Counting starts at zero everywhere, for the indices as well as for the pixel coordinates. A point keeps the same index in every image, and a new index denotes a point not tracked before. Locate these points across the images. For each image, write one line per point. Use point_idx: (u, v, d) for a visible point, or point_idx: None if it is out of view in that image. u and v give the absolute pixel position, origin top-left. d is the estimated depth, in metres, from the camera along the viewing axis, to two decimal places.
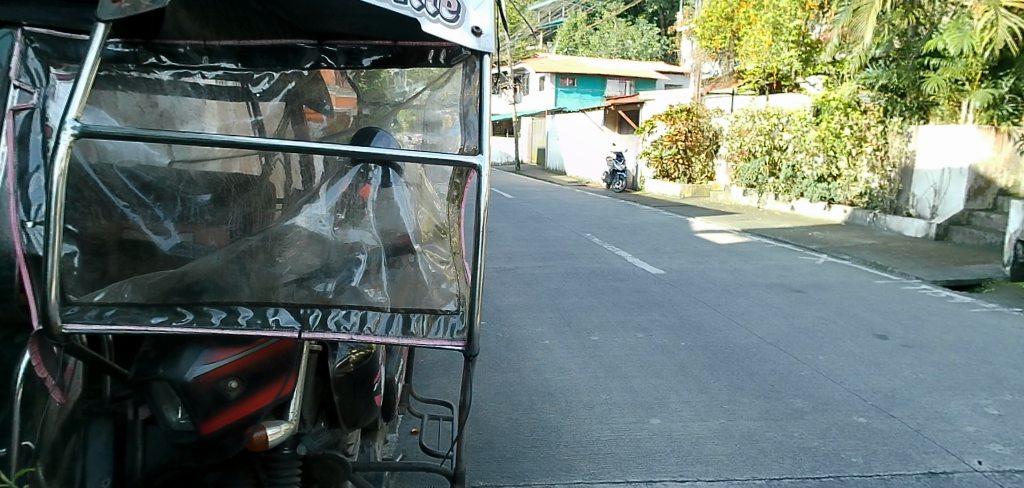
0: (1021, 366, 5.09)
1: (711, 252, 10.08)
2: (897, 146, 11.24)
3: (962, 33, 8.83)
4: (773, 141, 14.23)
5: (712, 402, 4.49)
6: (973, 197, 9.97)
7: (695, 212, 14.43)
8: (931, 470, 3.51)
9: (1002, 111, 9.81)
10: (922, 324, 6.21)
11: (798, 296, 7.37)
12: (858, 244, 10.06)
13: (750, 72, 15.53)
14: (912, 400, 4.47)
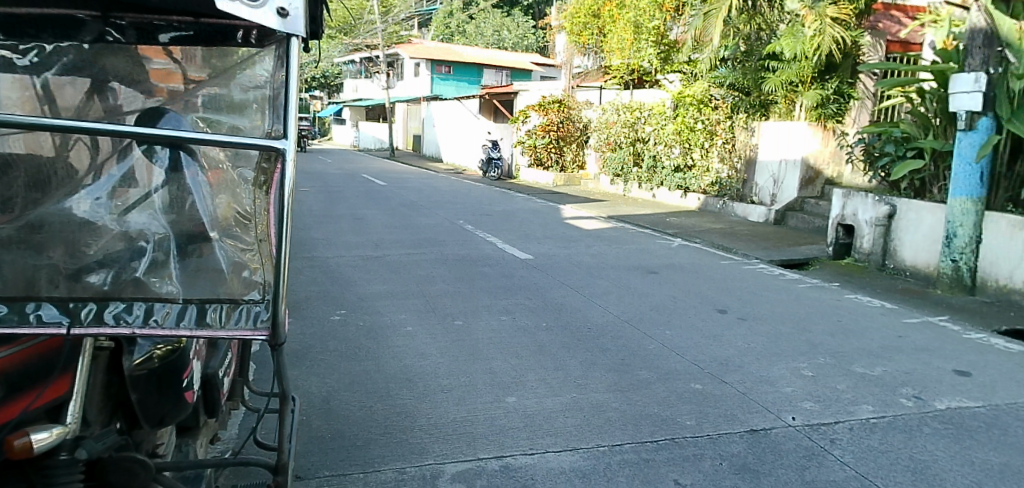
0: (833, 333, 5.80)
1: (577, 237, 10.52)
2: (742, 140, 12.36)
3: (796, 39, 10.38)
4: (636, 133, 15.08)
5: (566, 378, 4.71)
6: (804, 186, 11.12)
7: (565, 200, 14.99)
8: (752, 428, 3.93)
9: (828, 110, 10.83)
10: (757, 300, 6.88)
11: (652, 277, 7.89)
12: (708, 229, 10.89)
13: (614, 68, 16.34)
14: (742, 367, 4.96)
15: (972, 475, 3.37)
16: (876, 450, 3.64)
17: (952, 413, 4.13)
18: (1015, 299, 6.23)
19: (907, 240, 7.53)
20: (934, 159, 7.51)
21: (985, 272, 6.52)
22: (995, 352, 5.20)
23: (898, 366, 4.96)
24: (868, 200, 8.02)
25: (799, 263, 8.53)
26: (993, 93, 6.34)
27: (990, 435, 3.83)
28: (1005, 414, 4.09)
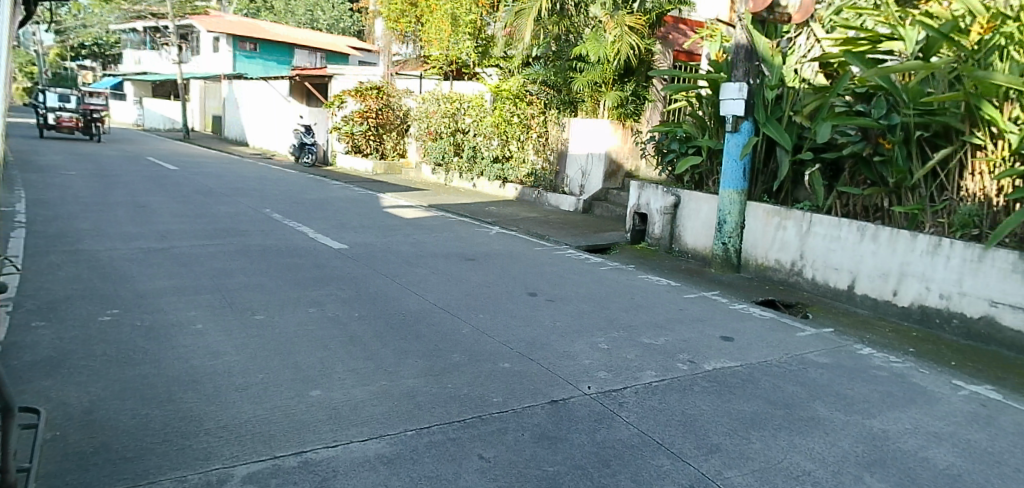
0: (628, 309, 6.36)
1: (395, 226, 10.38)
2: (554, 134, 12.71)
3: (599, 43, 11.33)
4: (456, 124, 15.10)
5: (375, 367, 4.64)
6: (609, 178, 12.05)
7: (384, 188, 14.72)
8: (552, 399, 4.18)
9: (626, 110, 12.14)
10: (562, 282, 7.33)
11: (469, 264, 8.04)
12: (522, 218, 11.31)
13: (434, 58, 16.68)
14: (547, 345, 5.25)
15: (730, 424, 3.89)
16: (656, 410, 4.07)
17: (719, 372, 4.75)
18: (769, 275, 7.28)
19: (689, 227, 8.44)
20: (708, 156, 8.49)
21: (748, 254, 7.53)
22: (753, 320, 6.05)
23: (678, 335, 5.58)
24: (659, 191, 8.83)
25: (603, 248, 9.21)
26: (753, 101, 7.36)
27: (745, 389, 4.45)
28: (758, 371, 4.78)
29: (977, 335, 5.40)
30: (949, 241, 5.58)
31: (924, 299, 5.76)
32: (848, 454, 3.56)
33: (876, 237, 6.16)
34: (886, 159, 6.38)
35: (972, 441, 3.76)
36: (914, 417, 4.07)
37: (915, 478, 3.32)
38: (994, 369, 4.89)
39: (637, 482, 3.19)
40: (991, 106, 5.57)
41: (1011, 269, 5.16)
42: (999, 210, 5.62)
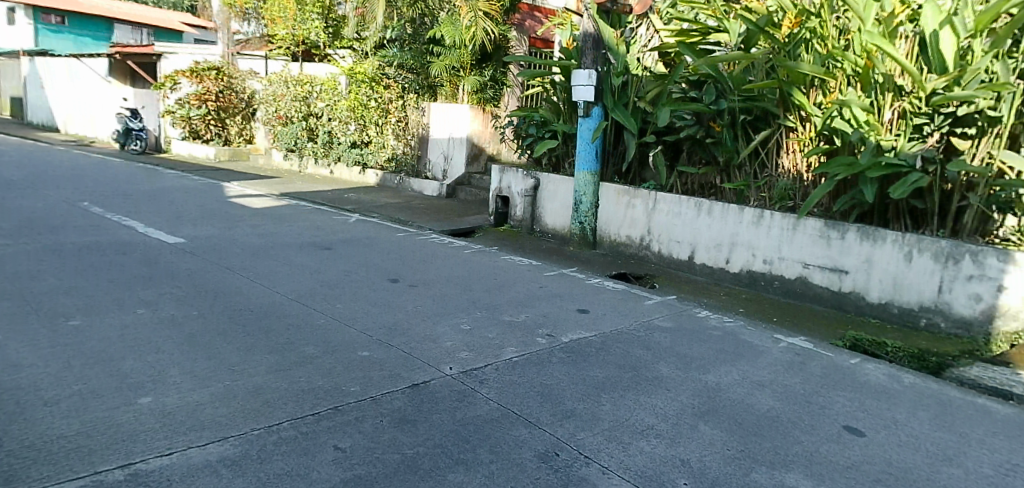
0: (490, 289, 6.42)
1: (240, 216, 9.70)
2: (413, 118, 12.63)
3: (455, 27, 11.49)
4: (308, 108, 14.32)
5: (218, 366, 4.31)
6: (471, 162, 11.84)
7: (228, 176, 13.68)
8: (413, 383, 4.13)
9: (486, 95, 12.01)
10: (421, 266, 7.25)
11: (324, 253, 7.71)
12: (383, 204, 10.99)
13: (279, 38, 15.70)
14: (408, 330, 5.17)
15: (584, 390, 4.07)
16: (515, 383, 4.15)
17: (575, 343, 4.95)
18: (619, 250, 7.67)
19: (549, 208, 8.61)
20: (563, 140, 8.77)
21: (600, 231, 7.88)
22: (604, 292, 6.36)
23: (536, 311, 5.73)
24: (519, 174, 8.92)
25: (468, 232, 9.15)
26: (601, 87, 7.62)
27: (599, 356, 4.67)
28: (610, 339, 5.04)
29: (794, 293, 6.07)
30: (771, 212, 6.21)
31: (753, 265, 6.37)
32: (687, 407, 3.86)
33: (712, 211, 6.70)
34: (717, 142, 6.90)
35: (790, 386, 4.23)
36: (743, 369, 4.50)
37: (742, 422, 3.67)
38: (809, 322, 5.53)
39: (495, 454, 3.23)
40: (801, 92, 6.19)
41: (820, 235, 5.86)
42: (809, 184, 6.32)
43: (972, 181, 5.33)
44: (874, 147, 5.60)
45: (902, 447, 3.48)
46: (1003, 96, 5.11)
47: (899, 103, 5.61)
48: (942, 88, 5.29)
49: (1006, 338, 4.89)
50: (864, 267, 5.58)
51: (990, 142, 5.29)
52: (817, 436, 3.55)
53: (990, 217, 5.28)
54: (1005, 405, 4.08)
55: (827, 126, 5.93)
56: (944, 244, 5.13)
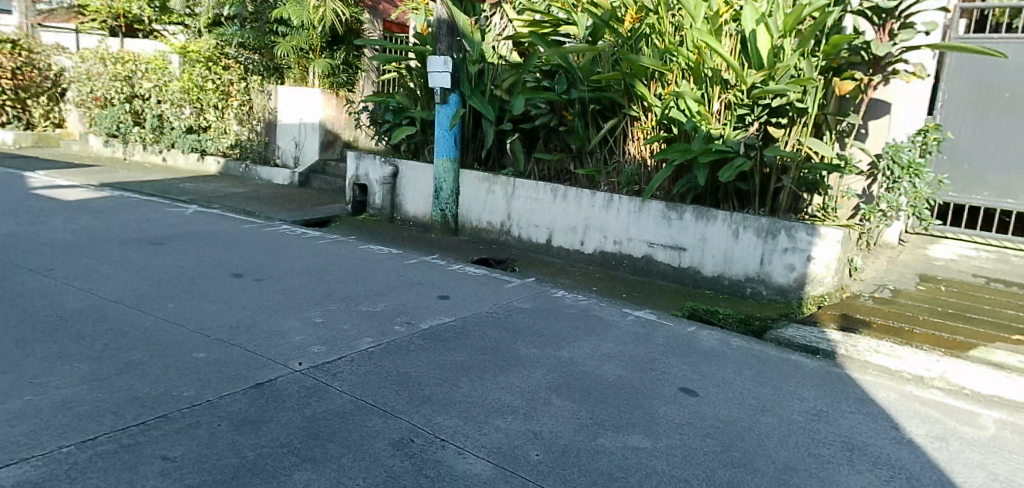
0: (344, 279, 6.15)
1: (49, 210, 8.55)
2: (258, 102, 11.70)
3: (301, 7, 10.67)
4: (132, 89, 12.94)
5: (18, 380, 3.75)
6: (325, 149, 11.15)
7: (34, 165, 11.99)
8: (256, 382, 3.84)
9: (338, 79, 11.28)
10: (267, 259, 6.79)
11: (155, 248, 6.98)
12: (225, 193, 10.15)
13: (93, 10, 14.10)
14: (252, 327, 4.81)
15: (440, 374, 4.02)
16: (369, 374, 4.00)
17: (433, 329, 4.86)
18: (479, 235, 7.67)
19: (409, 196, 8.32)
20: (422, 127, 8.49)
21: (461, 217, 7.82)
22: (462, 277, 6.33)
23: (394, 299, 5.57)
24: (376, 161, 8.59)
25: (324, 223, 8.66)
26: (457, 75, 7.46)
27: (456, 341, 4.63)
28: (468, 322, 5.02)
29: (641, 271, 6.42)
30: (618, 196, 6.48)
31: (604, 246, 6.64)
32: (541, 382, 3.93)
33: (564, 195, 6.88)
34: (569, 129, 7.15)
35: (636, 356, 4.46)
36: (595, 343, 4.67)
37: (592, 392, 3.82)
38: (654, 296, 5.88)
39: (345, 447, 3.10)
40: (643, 84, 6.40)
41: (662, 216, 6.22)
42: (652, 168, 6.59)
43: (786, 164, 5.89)
44: (705, 135, 5.96)
45: (731, 403, 3.80)
46: (808, 90, 5.68)
47: (726, 95, 6.07)
48: (760, 82, 5.76)
49: (814, 301, 5.52)
50: (700, 244, 6.02)
51: (799, 130, 5.90)
52: (658, 400, 3.78)
53: (800, 195, 5.95)
54: (814, 359, 4.60)
55: (665, 115, 6.26)
56: (763, 221, 5.67)
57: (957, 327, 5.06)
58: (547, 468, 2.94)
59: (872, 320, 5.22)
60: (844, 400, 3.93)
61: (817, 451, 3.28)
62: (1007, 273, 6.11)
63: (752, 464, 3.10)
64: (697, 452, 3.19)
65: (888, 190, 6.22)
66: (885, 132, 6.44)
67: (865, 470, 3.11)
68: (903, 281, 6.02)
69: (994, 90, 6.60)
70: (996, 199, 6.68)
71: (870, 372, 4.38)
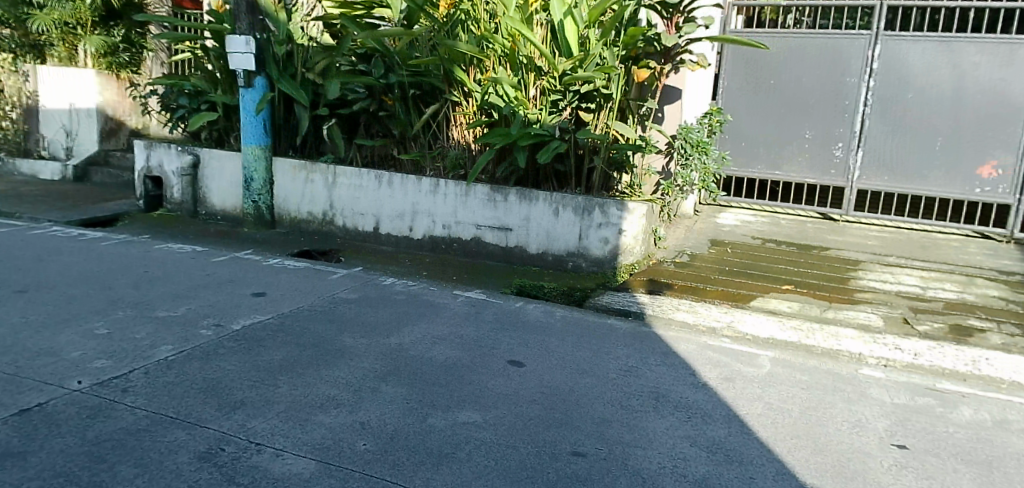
0: (135, 283, 5.48)
1: None
2: (10, 83, 10.06)
3: None
4: None
5: None
6: (106, 139, 9.87)
7: None
8: (23, 409, 3.31)
9: (120, 59, 9.92)
10: (32, 266, 5.85)
11: None
12: None
13: None
14: (15, 346, 4.12)
15: (255, 375, 3.76)
16: (169, 385, 3.62)
17: (244, 329, 4.52)
18: (298, 226, 7.23)
19: (214, 187, 7.62)
20: (225, 113, 7.76)
21: (278, 209, 7.31)
22: (278, 271, 5.95)
23: (200, 301, 5.08)
24: (172, 150, 7.75)
25: (111, 222, 7.65)
26: (263, 57, 6.87)
27: (274, 339, 4.34)
28: (285, 319, 4.74)
29: (470, 253, 6.48)
30: (444, 181, 6.46)
31: (432, 230, 6.60)
32: (368, 371, 3.83)
33: (387, 182, 6.71)
34: (390, 114, 6.96)
35: (463, 336, 4.51)
36: (424, 327, 4.65)
37: (420, 375, 3.80)
38: (483, 276, 5.98)
39: (141, 466, 2.77)
40: (461, 70, 6.41)
41: (487, 199, 6.32)
42: (476, 152, 6.63)
43: (596, 146, 6.26)
44: (523, 120, 6.15)
45: (553, 369, 4.00)
46: (612, 77, 6.07)
47: (540, 82, 6.24)
48: (570, 69, 6.07)
49: (627, 270, 5.98)
50: (524, 224, 6.21)
51: (605, 115, 6.30)
52: (485, 375, 3.87)
53: (611, 175, 6.34)
54: (626, 321, 4.99)
55: (485, 100, 6.34)
56: (580, 199, 5.99)
57: (741, 282, 5.79)
58: (374, 457, 2.88)
59: (674, 282, 5.78)
60: (652, 355, 4.32)
61: (629, 403, 3.56)
62: (778, 234, 7.07)
63: (572, 423, 3.30)
64: (522, 419, 3.31)
65: (682, 166, 6.89)
66: (679, 116, 7.10)
67: (668, 414, 3.45)
68: (698, 246, 6.74)
69: (763, 73, 7.32)
70: (769, 172, 7.44)
71: (673, 328, 4.86)
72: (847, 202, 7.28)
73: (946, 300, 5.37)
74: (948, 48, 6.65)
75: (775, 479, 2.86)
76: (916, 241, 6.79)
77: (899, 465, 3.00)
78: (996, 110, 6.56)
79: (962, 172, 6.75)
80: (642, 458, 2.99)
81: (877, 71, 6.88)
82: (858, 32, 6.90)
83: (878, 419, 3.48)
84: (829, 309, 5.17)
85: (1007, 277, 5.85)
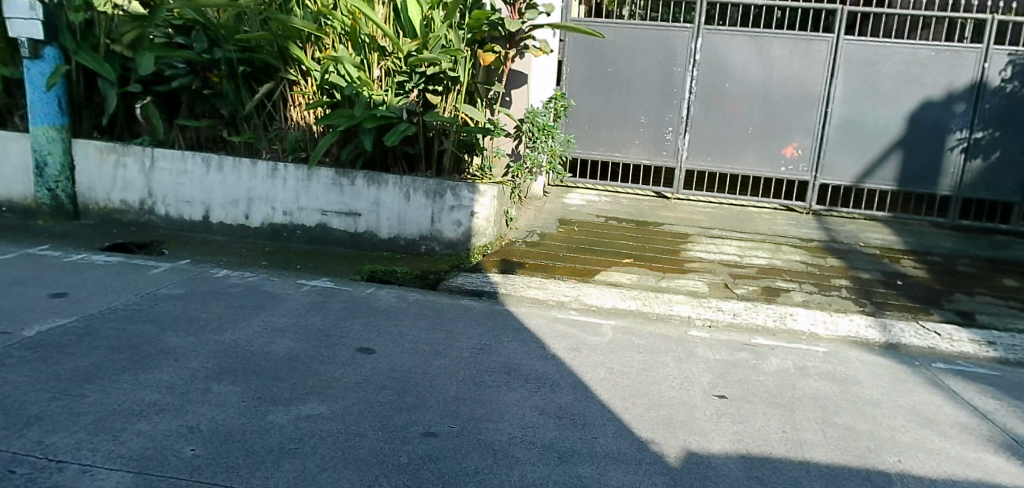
0: None
1: None
2: None
3: None
4: None
5: None
6: None
7: None
8: None
9: None
10: None
11: None
12: None
13: None
14: None
15: (56, 386, 3.32)
16: None
17: (42, 335, 3.97)
18: (110, 217, 6.47)
19: None
20: (5, 88, 6.71)
21: (83, 198, 6.49)
22: (86, 267, 5.29)
23: None
24: None
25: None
26: (52, 22, 5.99)
27: (81, 344, 3.87)
28: (96, 321, 4.23)
29: (314, 240, 6.19)
30: (283, 165, 6.10)
31: (271, 217, 6.21)
32: (197, 372, 3.54)
33: (217, 166, 6.21)
34: (215, 93, 6.39)
35: (307, 327, 4.31)
36: (262, 320, 4.38)
37: (258, 371, 3.58)
38: (330, 264, 5.74)
39: None
40: (298, 48, 6.04)
41: (332, 183, 6.06)
42: (318, 134, 6.33)
43: (445, 128, 6.20)
44: (367, 101, 5.94)
45: (403, 353, 3.95)
46: (458, 60, 6.02)
47: (384, 63, 6.10)
48: (415, 51, 6.00)
49: (480, 251, 6.04)
50: (373, 208, 6.04)
51: (453, 98, 6.24)
52: (332, 365, 3.73)
53: (461, 158, 6.32)
54: (479, 301, 5.04)
55: (325, 80, 6.01)
56: (431, 182, 5.93)
57: (587, 258, 6.08)
58: (204, 462, 2.68)
59: (525, 261, 5.94)
60: (503, 332, 4.41)
61: (481, 380, 3.61)
62: (619, 212, 7.50)
63: (424, 404, 3.29)
64: (371, 406, 3.24)
65: (531, 148, 7.07)
66: (526, 99, 7.25)
67: (518, 386, 3.54)
68: (547, 226, 6.95)
69: (602, 61, 7.67)
70: (609, 154, 7.86)
71: (525, 305, 4.99)
72: (678, 181, 7.86)
73: (760, 265, 6.02)
74: (759, 42, 7.36)
75: (616, 437, 3.05)
76: (736, 214, 7.52)
77: (721, 413, 3.32)
78: (798, 98, 7.38)
79: (771, 153, 7.54)
80: (493, 431, 3.05)
81: (699, 62, 7.48)
82: (684, 25, 7.44)
83: (703, 374, 3.83)
84: (664, 279, 5.58)
85: (806, 243, 6.66)
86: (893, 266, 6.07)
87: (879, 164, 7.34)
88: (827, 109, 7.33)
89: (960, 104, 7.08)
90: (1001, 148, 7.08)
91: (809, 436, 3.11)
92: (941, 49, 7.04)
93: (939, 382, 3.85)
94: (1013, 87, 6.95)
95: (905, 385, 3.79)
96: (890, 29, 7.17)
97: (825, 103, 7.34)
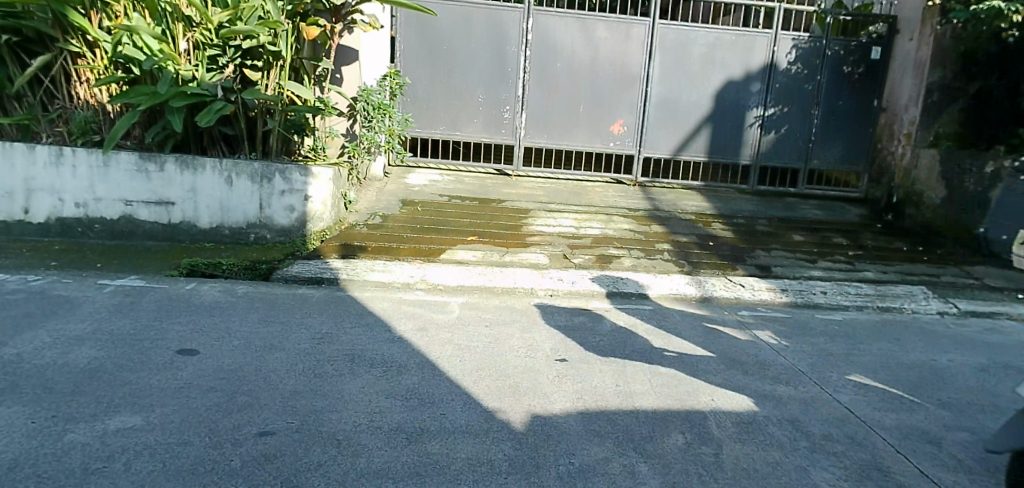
0: None
1: None
2: None
3: None
4: None
5: None
6: None
7: None
8: None
9: None
10: None
11: None
12: None
13: None
14: None
15: None
16: None
17: None
18: None
19: None
20: None
21: None
22: None
23: None
24: None
25: None
26: None
27: None
28: None
29: (118, 234, 5.49)
30: (70, 149, 5.35)
31: (59, 211, 5.43)
32: None
33: None
34: None
35: (113, 332, 3.82)
36: (55, 329, 3.82)
37: (50, 386, 3.13)
38: (142, 259, 5.16)
39: None
40: (79, 13, 5.21)
41: (136, 169, 5.42)
42: (114, 115, 5.62)
43: (269, 107, 5.76)
44: (173, 77, 5.34)
45: (232, 351, 3.64)
46: (279, 34, 5.59)
47: (192, 34, 5.51)
48: (227, 22, 5.48)
49: (317, 236, 5.75)
50: (190, 196, 5.50)
51: (277, 74, 5.81)
52: (144, 371, 3.34)
53: (290, 139, 5.95)
54: (318, 289, 4.80)
55: (117, 52, 5.29)
56: (256, 166, 5.52)
57: (430, 238, 6.00)
58: None
59: (366, 244, 5.73)
60: (346, 318, 4.25)
61: (322, 370, 3.44)
62: (461, 190, 7.46)
63: (257, 403, 3.06)
64: (194, 412, 2.94)
65: (367, 128, 6.79)
66: (357, 76, 6.93)
67: (362, 373, 3.42)
68: (389, 207, 6.75)
69: (435, 40, 7.56)
70: (449, 132, 7.80)
71: (368, 289, 4.84)
72: (516, 158, 7.99)
73: (594, 235, 6.32)
74: (583, 24, 7.66)
75: (463, 411, 3.05)
76: (571, 189, 7.81)
77: (562, 375, 3.45)
78: (621, 77, 7.79)
79: (600, 130, 7.92)
80: (335, 421, 2.91)
81: (531, 42, 7.62)
82: (513, 5, 7.54)
83: (546, 341, 3.94)
84: (506, 254, 5.67)
85: (633, 213, 7.10)
86: (706, 229, 6.67)
87: (692, 138, 7.99)
88: (646, 88, 7.82)
89: (756, 83, 7.89)
90: (789, 122, 8.00)
91: (637, 387, 3.33)
92: (740, 34, 7.77)
93: (744, 328, 4.29)
94: (797, 69, 7.85)
95: (718, 333, 4.18)
96: (696, 15, 7.78)
97: (644, 82, 7.83)
